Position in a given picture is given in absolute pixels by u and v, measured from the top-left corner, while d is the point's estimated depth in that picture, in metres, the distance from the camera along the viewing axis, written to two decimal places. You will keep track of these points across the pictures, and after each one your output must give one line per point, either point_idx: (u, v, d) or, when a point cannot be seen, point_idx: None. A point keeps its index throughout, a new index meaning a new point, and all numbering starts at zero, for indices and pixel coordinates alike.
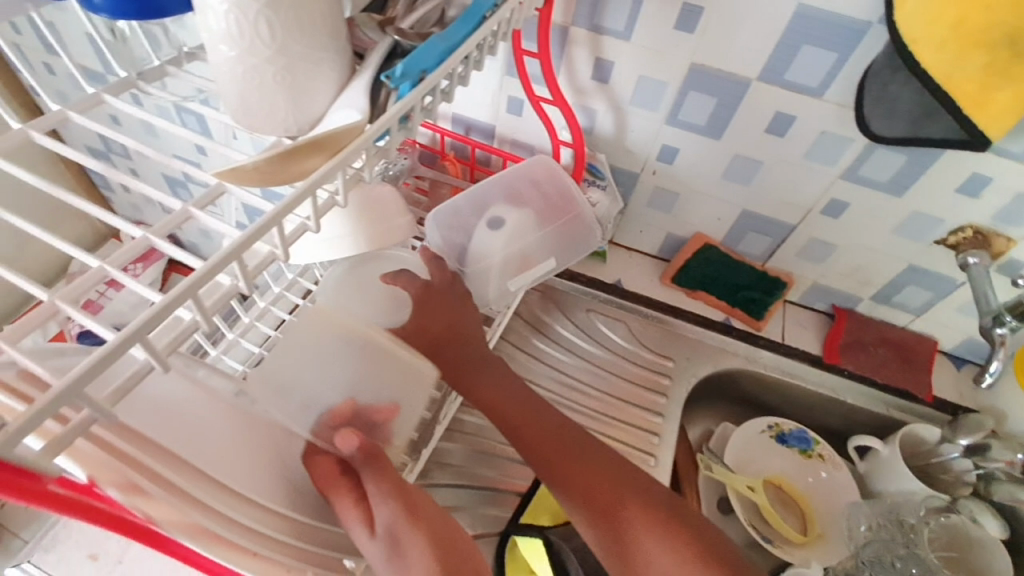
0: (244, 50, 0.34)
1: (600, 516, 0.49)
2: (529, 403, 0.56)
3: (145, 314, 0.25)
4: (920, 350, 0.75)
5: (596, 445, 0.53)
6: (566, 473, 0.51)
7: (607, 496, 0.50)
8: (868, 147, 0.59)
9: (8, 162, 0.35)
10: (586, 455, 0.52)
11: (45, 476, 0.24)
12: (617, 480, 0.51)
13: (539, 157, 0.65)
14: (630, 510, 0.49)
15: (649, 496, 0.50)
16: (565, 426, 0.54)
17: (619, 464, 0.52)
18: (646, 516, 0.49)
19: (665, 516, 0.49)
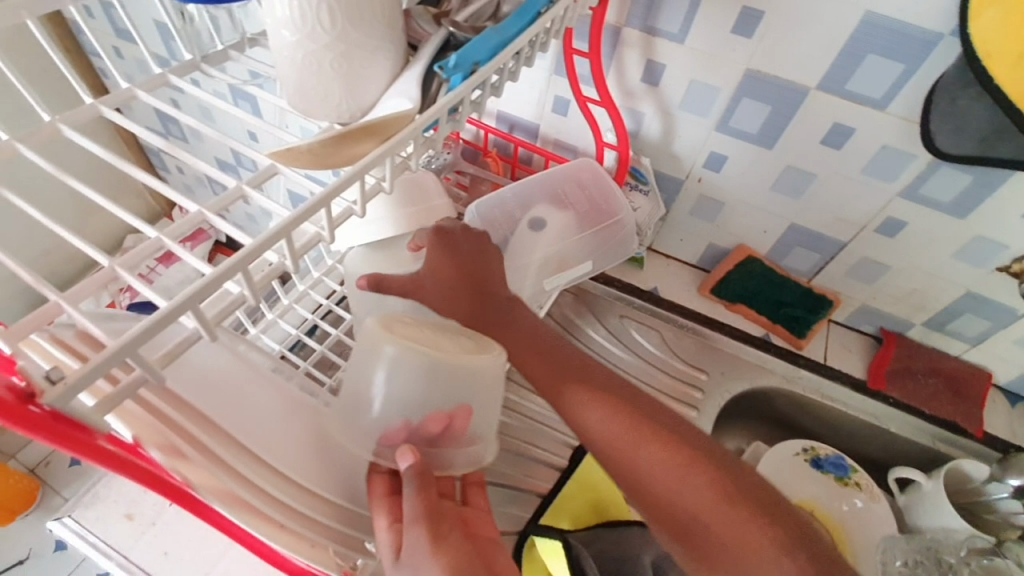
0: (305, 36, 0.35)
1: (622, 459, 0.44)
2: (543, 337, 0.51)
3: (195, 285, 0.26)
4: (973, 383, 0.71)
5: (616, 382, 0.48)
6: (583, 412, 0.46)
7: (629, 436, 0.44)
8: (931, 164, 0.56)
9: (78, 134, 0.37)
10: (607, 394, 0.46)
11: (96, 431, 0.25)
12: (648, 420, 0.45)
13: (583, 160, 0.66)
14: (655, 450, 0.43)
15: (678, 436, 0.44)
16: (585, 364, 0.49)
17: (644, 403, 0.47)
18: (673, 455, 0.42)
19: (695, 456, 0.43)
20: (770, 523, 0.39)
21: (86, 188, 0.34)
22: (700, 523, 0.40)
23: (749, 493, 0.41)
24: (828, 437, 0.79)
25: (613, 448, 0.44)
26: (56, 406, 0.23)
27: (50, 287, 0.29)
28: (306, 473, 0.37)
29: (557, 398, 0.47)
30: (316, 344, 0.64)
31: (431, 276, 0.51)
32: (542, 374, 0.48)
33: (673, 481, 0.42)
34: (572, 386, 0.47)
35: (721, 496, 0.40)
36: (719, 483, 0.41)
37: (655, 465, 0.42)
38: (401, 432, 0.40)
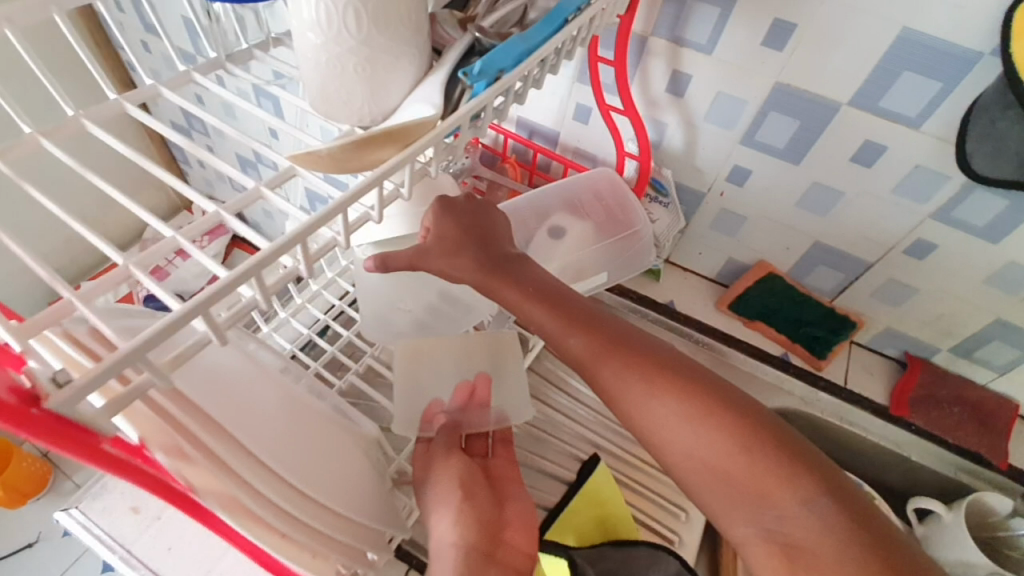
0: (330, 38, 0.34)
1: (636, 411, 0.41)
2: (548, 290, 0.46)
3: (209, 288, 0.25)
4: (1000, 414, 0.68)
5: (626, 334, 0.44)
6: (593, 364, 0.43)
7: (641, 386, 0.41)
8: (966, 187, 0.54)
9: (102, 129, 0.37)
10: (618, 342, 0.43)
11: (100, 435, 0.25)
12: (663, 374, 0.41)
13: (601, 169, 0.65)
14: (671, 399, 0.40)
15: (694, 381, 0.40)
16: (594, 312, 0.46)
17: (657, 349, 0.43)
18: (688, 402, 0.39)
19: (713, 401, 0.39)
20: (793, 469, 0.36)
21: (105, 183, 0.34)
22: (719, 472, 0.37)
23: (771, 439, 0.37)
24: (845, 461, 0.77)
25: (626, 400, 0.41)
26: (60, 410, 0.22)
27: (64, 284, 0.28)
28: (310, 481, 0.36)
29: (567, 351, 0.44)
30: (327, 345, 0.64)
31: (438, 244, 0.47)
32: (547, 328, 0.45)
33: (690, 430, 0.38)
34: (581, 335, 0.44)
35: (741, 447, 0.37)
36: (738, 429, 0.38)
37: (670, 414, 0.39)
38: (437, 406, 0.54)
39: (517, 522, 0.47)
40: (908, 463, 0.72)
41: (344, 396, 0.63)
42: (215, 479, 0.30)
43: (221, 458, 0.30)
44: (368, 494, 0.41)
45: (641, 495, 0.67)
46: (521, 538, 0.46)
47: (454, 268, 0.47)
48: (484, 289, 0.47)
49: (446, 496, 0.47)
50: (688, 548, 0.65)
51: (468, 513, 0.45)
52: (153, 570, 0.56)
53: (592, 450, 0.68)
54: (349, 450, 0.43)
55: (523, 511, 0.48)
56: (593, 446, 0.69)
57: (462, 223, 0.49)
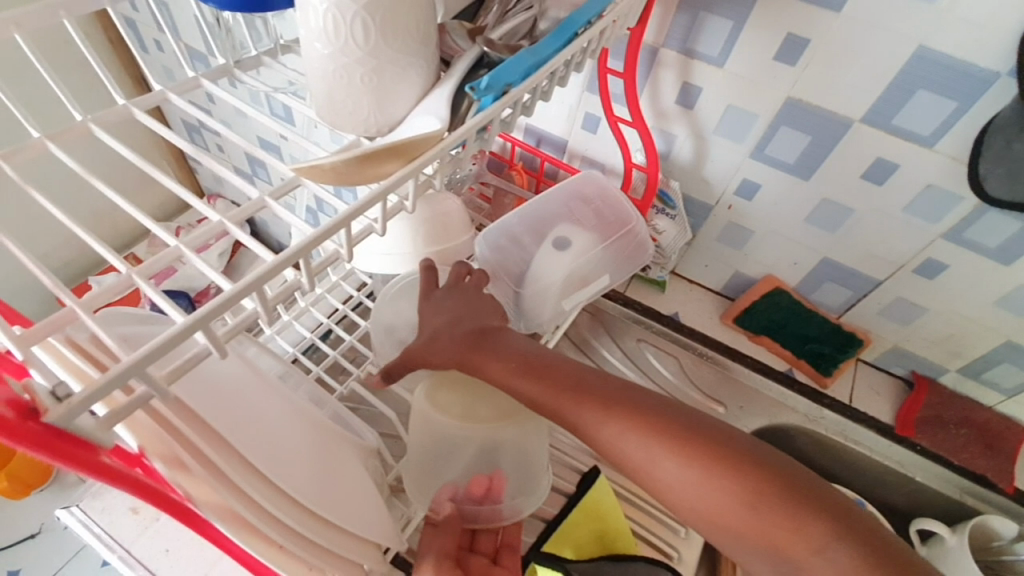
0: (338, 49, 0.34)
1: (636, 473, 0.39)
2: (529, 361, 0.46)
3: (209, 302, 0.25)
4: (1007, 436, 0.67)
5: (609, 394, 0.42)
6: (585, 432, 0.42)
7: (634, 445, 0.39)
8: (979, 208, 0.53)
9: (108, 134, 0.37)
10: (604, 402, 0.41)
11: (99, 446, 0.24)
12: (653, 432, 0.39)
13: (588, 174, 0.67)
14: (665, 456, 0.38)
15: (687, 431, 0.38)
16: (576, 371, 0.45)
17: (645, 400, 0.41)
18: (682, 457, 0.37)
19: (708, 450, 0.37)
20: (802, 511, 0.34)
21: (110, 190, 0.34)
22: (727, 522, 0.36)
23: (775, 480, 0.35)
24: (848, 480, 0.76)
25: (624, 462, 0.40)
26: (59, 421, 0.22)
27: (67, 292, 0.28)
28: (306, 492, 0.35)
29: (556, 416, 0.43)
30: (329, 349, 0.64)
31: (422, 342, 0.50)
32: (535, 398, 0.44)
33: (688, 486, 0.37)
34: (566, 401, 0.43)
35: (743, 499, 0.35)
36: (739, 476, 0.36)
37: (666, 472, 0.38)
38: (448, 493, 0.49)
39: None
40: (913, 484, 0.71)
41: (345, 401, 0.63)
42: (211, 488, 0.30)
43: (218, 466, 0.30)
44: (366, 507, 0.41)
45: (641, 509, 0.67)
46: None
47: (434, 361, 0.49)
48: (467, 365, 0.48)
49: None
50: (687, 564, 0.64)
51: None
52: (150, 571, 0.56)
53: (593, 462, 0.68)
54: (347, 460, 0.43)
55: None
56: (593, 459, 0.69)
57: (443, 313, 0.50)
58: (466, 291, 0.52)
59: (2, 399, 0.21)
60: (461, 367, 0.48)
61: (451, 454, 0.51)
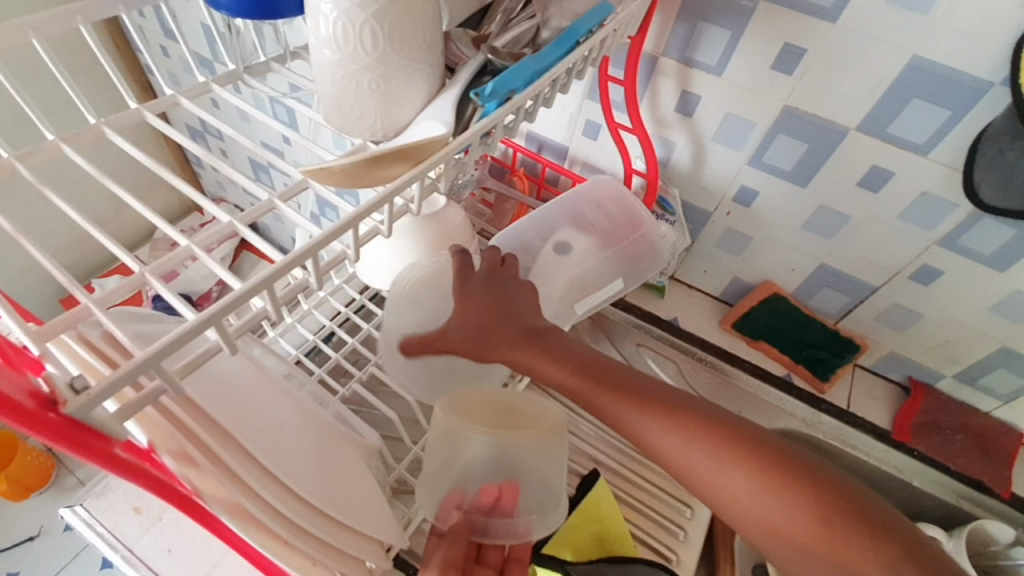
0: (347, 55, 0.35)
1: (691, 480, 0.39)
2: (588, 364, 0.46)
3: (224, 297, 0.26)
4: (1003, 442, 0.68)
5: (673, 402, 0.42)
6: (647, 438, 0.41)
7: (699, 455, 0.39)
8: (973, 215, 0.54)
9: (122, 137, 0.38)
10: (665, 406, 0.41)
11: (113, 439, 0.25)
12: (720, 443, 0.39)
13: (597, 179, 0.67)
14: (729, 466, 0.38)
15: (754, 444, 0.38)
16: (636, 377, 0.44)
17: (707, 407, 0.41)
18: (749, 470, 0.37)
19: (771, 463, 0.37)
20: (868, 530, 0.34)
21: (123, 191, 0.35)
22: (785, 536, 0.36)
23: (840, 500, 0.35)
24: None
25: (680, 468, 0.40)
26: (77, 412, 0.23)
27: (81, 289, 0.29)
28: (312, 489, 0.36)
29: (612, 417, 0.43)
30: (331, 351, 0.65)
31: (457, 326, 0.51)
32: (594, 402, 0.44)
33: (755, 499, 0.37)
34: (625, 403, 0.42)
35: (814, 516, 0.35)
36: (802, 492, 0.36)
37: (731, 484, 0.37)
38: (456, 500, 0.49)
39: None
40: (910, 490, 0.72)
41: (346, 403, 0.63)
42: (220, 484, 0.30)
43: (226, 463, 0.31)
44: (368, 505, 0.42)
45: (642, 513, 0.67)
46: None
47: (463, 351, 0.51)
48: (520, 365, 0.48)
49: None
50: (686, 568, 0.64)
51: None
52: (152, 570, 0.56)
53: (592, 465, 0.69)
54: (350, 459, 0.43)
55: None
56: (594, 462, 0.70)
57: (478, 300, 0.50)
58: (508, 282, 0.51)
59: (22, 390, 0.22)
60: (488, 356, 0.50)
61: (466, 461, 0.51)
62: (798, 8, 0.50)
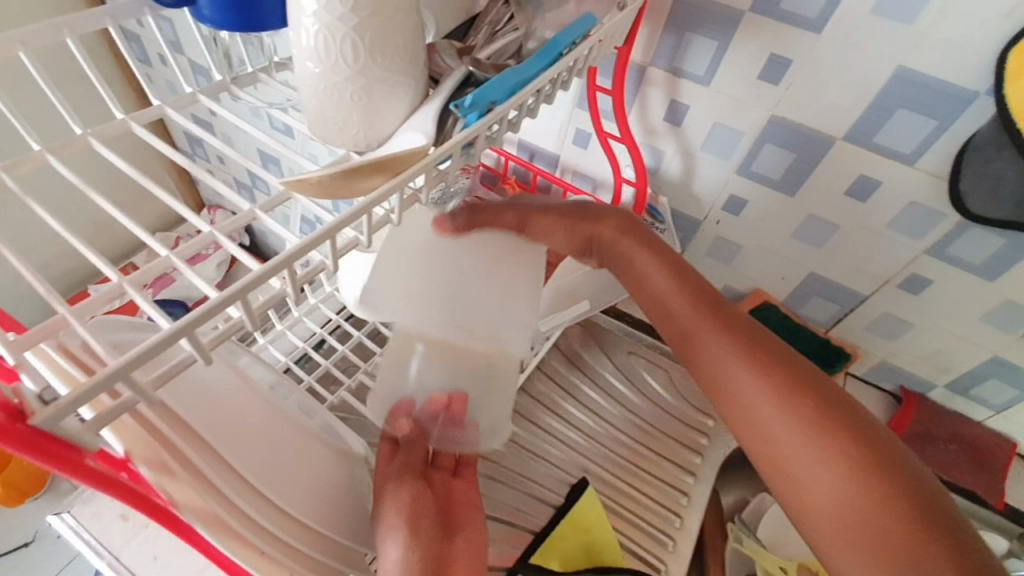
0: (328, 68, 0.35)
1: (776, 451, 0.41)
2: (712, 305, 0.47)
3: (195, 309, 0.26)
4: (997, 453, 0.68)
5: (789, 366, 0.43)
6: (743, 389, 0.43)
7: (791, 420, 0.41)
8: (960, 225, 0.54)
9: (108, 148, 0.38)
10: (776, 371, 0.43)
11: (85, 450, 0.25)
12: (819, 414, 0.41)
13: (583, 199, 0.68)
14: (818, 439, 0.40)
15: (855, 430, 0.40)
16: (757, 333, 0.45)
17: (821, 385, 0.42)
18: (838, 450, 0.39)
19: (869, 462, 0.39)
20: (934, 546, 0.36)
21: (107, 202, 0.35)
22: (847, 528, 0.38)
23: (931, 521, 0.37)
24: None
25: (763, 431, 0.42)
26: (44, 423, 0.23)
27: (61, 300, 0.29)
28: (287, 496, 0.36)
29: (716, 370, 0.45)
30: (321, 358, 0.65)
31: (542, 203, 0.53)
32: (705, 341, 0.46)
33: (832, 478, 0.39)
34: (740, 359, 0.44)
35: (887, 509, 0.37)
36: (893, 499, 0.37)
37: (814, 457, 0.40)
38: (405, 408, 0.50)
39: (467, 551, 0.45)
40: None
41: (335, 411, 0.63)
42: (196, 493, 0.30)
43: (204, 473, 0.31)
44: (346, 514, 0.42)
45: (628, 522, 0.67)
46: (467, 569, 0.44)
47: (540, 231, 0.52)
48: (637, 286, 0.51)
49: (392, 527, 0.42)
50: None
51: (414, 551, 0.41)
52: None
53: (581, 474, 0.69)
54: (333, 468, 0.43)
55: (473, 540, 0.46)
56: (584, 471, 0.69)
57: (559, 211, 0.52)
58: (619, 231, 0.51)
59: None
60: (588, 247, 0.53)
61: (416, 375, 0.50)
62: (784, 20, 0.50)
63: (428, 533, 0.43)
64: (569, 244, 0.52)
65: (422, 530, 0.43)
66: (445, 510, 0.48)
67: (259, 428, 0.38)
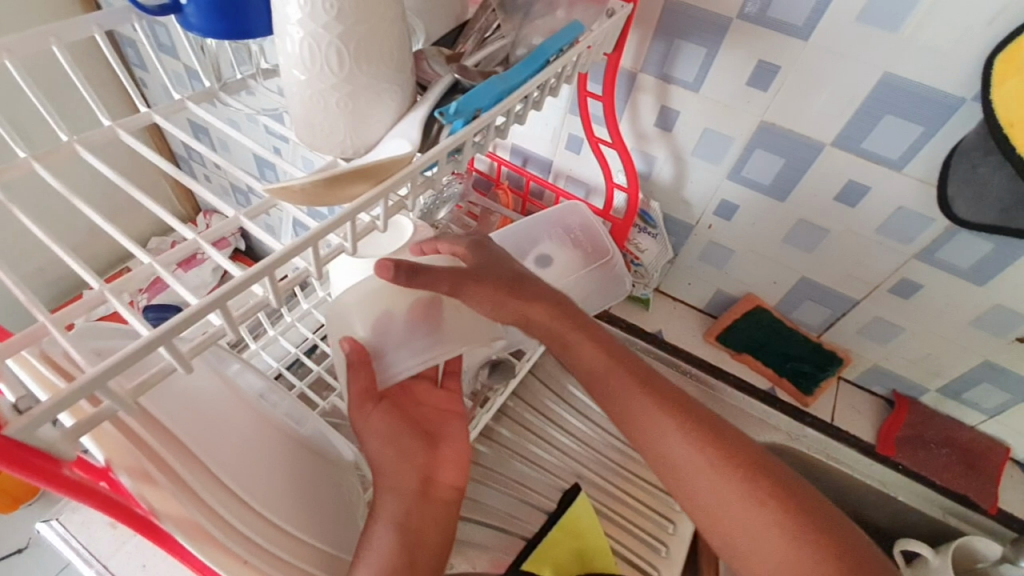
0: (313, 75, 0.36)
1: (678, 480, 0.46)
2: (633, 371, 0.50)
3: (174, 318, 0.26)
4: (989, 457, 0.68)
5: (706, 423, 0.47)
6: (669, 452, 0.46)
7: (715, 478, 0.44)
8: (949, 230, 0.55)
9: (93, 155, 0.38)
10: (698, 430, 0.46)
11: (61, 460, 0.25)
12: (739, 466, 0.45)
13: (572, 203, 0.68)
14: (742, 492, 0.43)
15: (772, 479, 0.44)
16: (676, 392, 0.49)
17: (737, 439, 0.46)
18: (761, 500, 0.43)
19: (788, 507, 0.43)
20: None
21: (91, 209, 0.35)
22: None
23: (828, 539, 0.42)
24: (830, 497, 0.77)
25: (692, 491, 0.45)
26: (19, 433, 0.23)
27: (40, 308, 0.29)
28: (270, 504, 0.36)
29: (621, 409, 0.49)
30: (313, 364, 0.65)
31: (483, 269, 0.50)
32: (631, 407, 0.48)
33: (761, 529, 0.42)
34: (641, 398, 0.48)
35: (810, 551, 0.41)
36: (814, 540, 0.41)
37: (742, 510, 0.43)
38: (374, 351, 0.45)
39: (451, 461, 0.48)
40: (896, 504, 0.72)
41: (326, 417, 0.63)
42: (178, 502, 0.30)
43: (185, 481, 0.31)
44: (331, 522, 0.41)
45: (620, 528, 0.67)
46: (452, 476, 0.47)
47: (467, 299, 0.48)
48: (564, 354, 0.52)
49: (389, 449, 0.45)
50: None
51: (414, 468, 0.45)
52: None
53: (573, 479, 0.68)
54: (318, 477, 0.43)
55: (455, 451, 0.49)
56: (576, 476, 0.69)
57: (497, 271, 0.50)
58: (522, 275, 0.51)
59: None
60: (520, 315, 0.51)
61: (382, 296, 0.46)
62: (771, 27, 0.51)
63: (409, 452, 0.45)
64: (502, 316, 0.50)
65: (409, 449, 0.45)
66: (424, 418, 0.49)
67: (243, 435, 0.37)
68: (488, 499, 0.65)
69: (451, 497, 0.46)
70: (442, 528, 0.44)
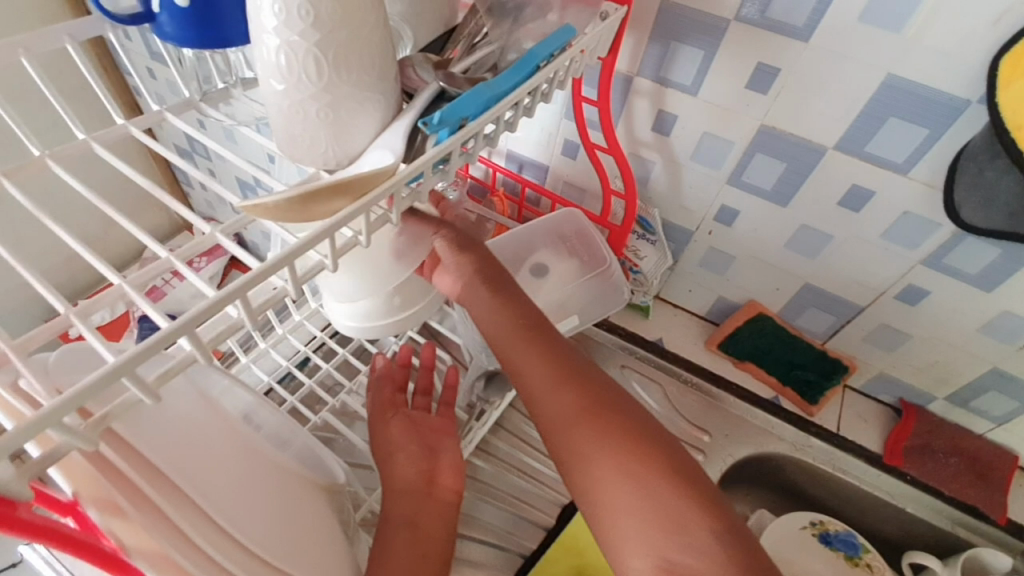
0: (292, 85, 0.34)
1: (603, 499, 0.42)
2: (557, 355, 0.47)
3: (140, 344, 0.25)
4: (998, 466, 0.66)
5: (621, 408, 0.46)
6: (579, 437, 0.44)
7: (616, 465, 0.43)
8: (956, 235, 0.53)
9: (64, 169, 0.37)
10: (608, 418, 0.45)
11: (16, 499, 0.24)
12: (644, 450, 0.43)
13: (568, 211, 0.67)
14: (641, 477, 0.42)
15: (674, 466, 0.43)
16: (594, 381, 0.47)
17: (647, 428, 0.45)
18: (658, 485, 0.42)
19: (686, 492, 0.42)
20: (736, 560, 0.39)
21: (59, 226, 0.33)
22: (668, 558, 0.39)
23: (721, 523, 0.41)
24: (837, 508, 0.75)
25: (593, 477, 0.43)
26: None
27: None
28: (250, 530, 0.34)
29: (586, 465, 0.43)
30: (305, 377, 0.64)
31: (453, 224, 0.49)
32: (549, 390, 0.46)
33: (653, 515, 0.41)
34: (586, 428, 0.44)
35: (702, 535, 0.40)
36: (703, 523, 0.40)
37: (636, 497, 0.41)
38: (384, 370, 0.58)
39: (449, 466, 0.50)
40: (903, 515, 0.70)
41: (319, 432, 0.61)
42: (149, 534, 0.29)
43: (157, 513, 0.29)
44: (317, 548, 0.40)
45: None
46: (452, 480, 0.50)
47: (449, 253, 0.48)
48: (491, 336, 0.48)
49: (399, 450, 0.50)
50: None
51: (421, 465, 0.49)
52: None
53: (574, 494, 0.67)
54: (300, 500, 0.41)
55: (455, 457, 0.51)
56: None
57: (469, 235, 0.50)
58: (485, 258, 0.49)
59: None
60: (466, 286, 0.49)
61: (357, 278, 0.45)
62: (771, 28, 0.49)
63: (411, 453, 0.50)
64: (467, 274, 0.48)
65: (411, 452, 0.50)
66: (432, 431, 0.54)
67: (225, 458, 0.36)
68: (484, 514, 0.63)
69: (453, 500, 0.49)
70: (441, 524, 0.47)
